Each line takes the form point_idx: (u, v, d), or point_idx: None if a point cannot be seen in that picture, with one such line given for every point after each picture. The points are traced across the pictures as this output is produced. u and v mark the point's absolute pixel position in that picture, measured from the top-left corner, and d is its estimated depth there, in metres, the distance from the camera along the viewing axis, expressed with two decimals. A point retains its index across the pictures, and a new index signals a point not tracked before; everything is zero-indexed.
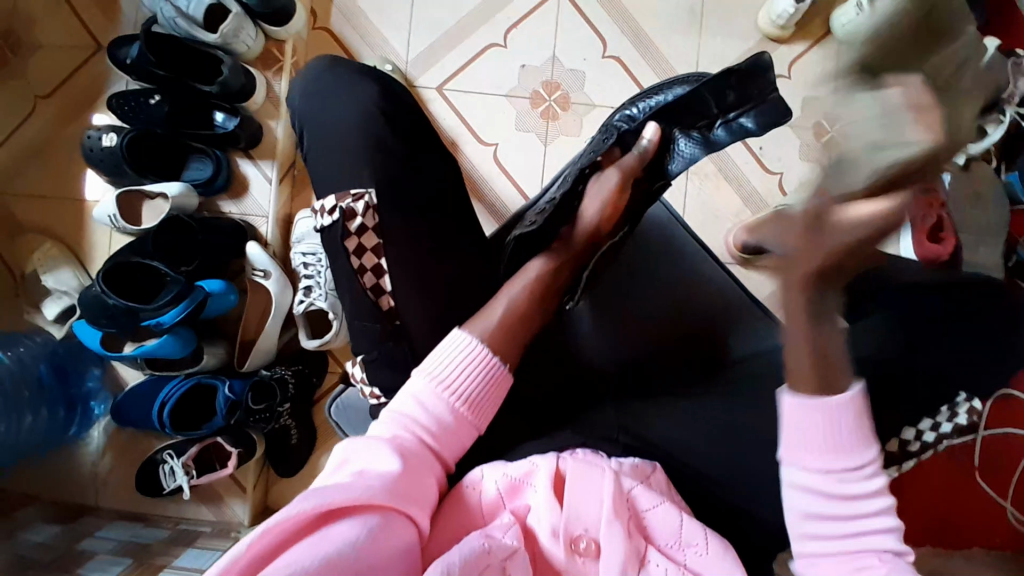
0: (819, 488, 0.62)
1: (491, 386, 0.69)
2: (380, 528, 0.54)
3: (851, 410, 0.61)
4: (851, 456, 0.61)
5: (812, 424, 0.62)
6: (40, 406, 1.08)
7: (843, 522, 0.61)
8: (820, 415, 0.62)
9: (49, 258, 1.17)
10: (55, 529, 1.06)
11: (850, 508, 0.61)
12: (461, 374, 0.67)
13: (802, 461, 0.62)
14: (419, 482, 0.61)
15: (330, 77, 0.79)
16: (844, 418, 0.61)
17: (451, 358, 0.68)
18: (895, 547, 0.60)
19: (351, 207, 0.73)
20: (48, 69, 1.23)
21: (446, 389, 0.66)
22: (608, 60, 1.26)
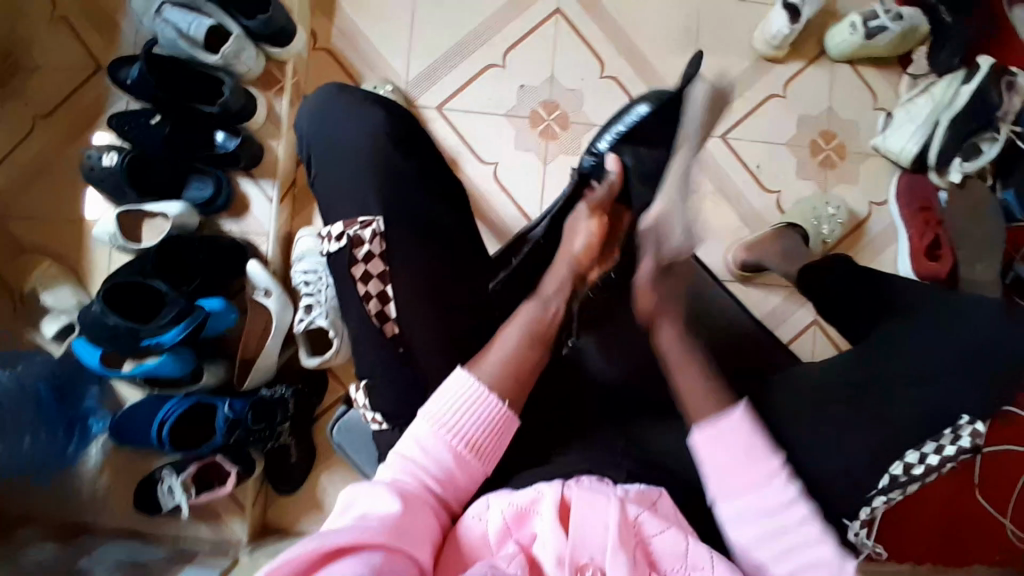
0: (749, 513, 0.65)
1: (493, 429, 0.68)
2: (382, 563, 0.53)
3: (745, 430, 0.67)
4: (762, 471, 0.66)
5: (725, 452, 0.67)
6: (39, 426, 1.08)
7: (779, 541, 0.64)
8: (724, 436, 0.67)
9: (48, 277, 1.18)
10: (51, 549, 1.05)
11: (777, 525, 0.64)
12: (463, 416, 0.67)
13: (729, 492, 0.66)
14: (421, 524, 0.60)
15: (329, 101, 0.79)
16: (743, 439, 0.67)
17: (453, 401, 0.68)
18: (830, 556, 0.63)
19: (358, 234, 0.73)
20: (50, 90, 1.24)
21: (446, 429, 0.66)
22: (606, 79, 1.28)
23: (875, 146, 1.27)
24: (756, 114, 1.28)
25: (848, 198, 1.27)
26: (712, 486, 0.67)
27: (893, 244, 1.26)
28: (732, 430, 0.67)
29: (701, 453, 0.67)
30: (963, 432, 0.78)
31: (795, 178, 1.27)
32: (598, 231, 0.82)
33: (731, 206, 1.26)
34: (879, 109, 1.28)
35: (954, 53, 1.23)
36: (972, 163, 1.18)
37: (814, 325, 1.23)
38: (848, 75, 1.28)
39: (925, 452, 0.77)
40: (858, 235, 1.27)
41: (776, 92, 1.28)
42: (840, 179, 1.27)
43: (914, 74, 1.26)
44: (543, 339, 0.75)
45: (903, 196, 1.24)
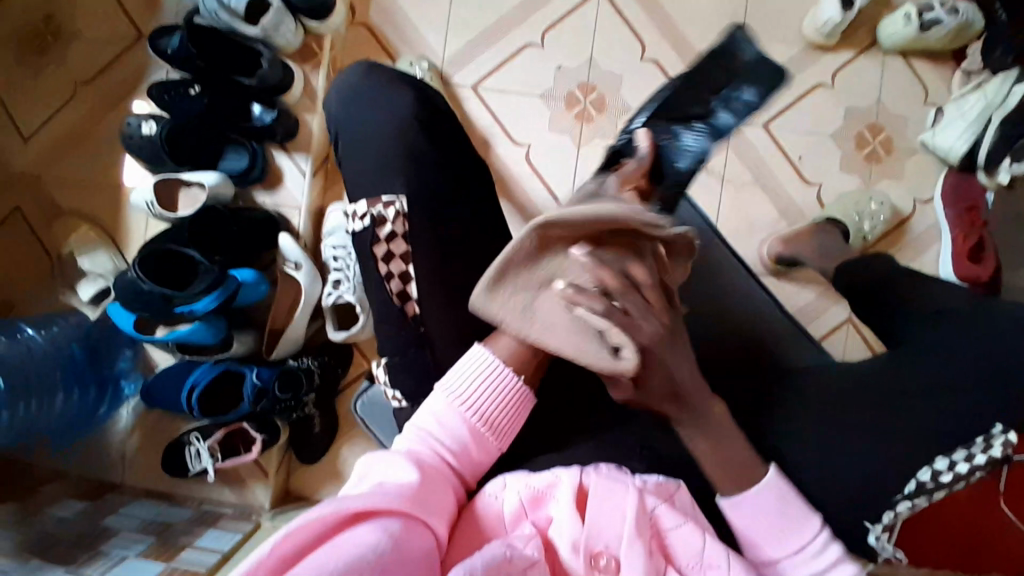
0: (789, 573, 0.64)
1: (510, 407, 0.69)
2: (400, 531, 0.54)
3: (774, 495, 0.65)
4: (792, 543, 0.64)
5: (752, 521, 0.65)
6: (72, 386, 1.11)
7: None
8: (751, 506, 0.65)
9: (86, 240, 1.22)
10: (81, 506, 1.10)
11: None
12: (481, 392, 0.68)
13: (759, 557, 0.65)
14: (438, 495, 0.61)
15: (363, 82, 0.79)
16: (773, 507, 0.65)
17: (470, 376, 0.68)
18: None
19: (382, 213, 0.73)
20: (92, 57, 1.26)
21: (464, 405, 0.67)
22: (646, 63, 1.25)
23: (923, 142, 1.22)
24: (799, 104, 1.24)
25: (891, 195, 1.23)
26: (747, 550, 0.66)
27: (935, 244, 1.22)
28: (764, 497, 0.65)
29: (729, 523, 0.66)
30: (995, 442, 0.72)
31: (835, 172, 1.24)
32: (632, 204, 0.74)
33: (768, 198, 1.23)
34: (929, 104, 1.23)
35: (1007, 49, 1.13)
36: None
37: (848, 323, 1.20)
38: (900, 67, 1.23)
39: (954, 459, 0.72)
40: (900, 233, 1.23)
41: (822, 82, 1.24)
42: (885, 175, 1.23)
43: (967, 70, 1.20)
44: None
45: (948, 196, 1.19)
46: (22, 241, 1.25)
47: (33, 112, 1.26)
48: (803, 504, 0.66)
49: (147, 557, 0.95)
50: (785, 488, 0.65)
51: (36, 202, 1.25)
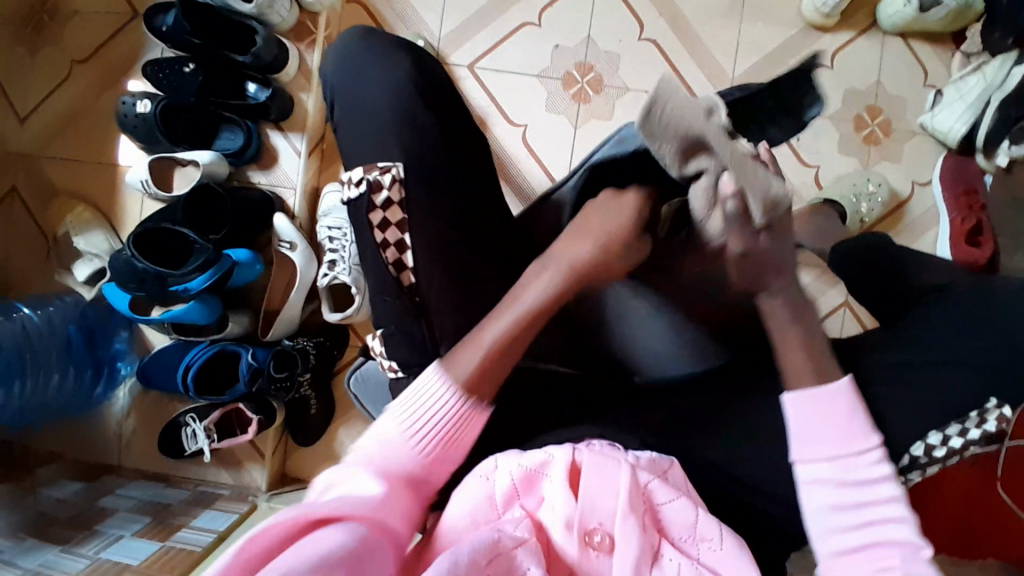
0: (835, 483, 0.65)
1: (459, 429, 0.65)
2: (366, 535, 0.54)
3: (847, 398, 0.67)
4: (853, 448, 0.65)
5: (818, 418, 0.66)
6: (68, 364, 1.11)
7: (861, 512, 0.64)
8: (822, 402, 0.67)
9: (82, 221, 1.20)
10: (77, 486, 1.10)
11: (859, 497, 0.64)
12: (431, 415, 0.64)
13: (814, 454, 0.66)
14: (400, 507, 0.60)
15: (356, 51, 0.77)
16: (844, 408, 0.66)
17: (421, 398, 0.64)
18: (908, 537, 0.63)
19: (378, 179, 0.72)
20: (86, 36, 1.24)
21: (412, 428, 0.64)
22: (644, 43, 1.24)
23: (922, 124, 1.21)
24: None
25: (889, 177, 1.22)
26: (799, 449, 0.67)
27: (933, 227, 1.22)
28: (834, 398, 0.67)
29: (794, 415, 0.67)
30: (989, 416, 0.73)
31: (834, 155, 1.23)
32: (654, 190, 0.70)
33: None
34: (929, 85, 1.22)
35: (1007, 33, 1.13)
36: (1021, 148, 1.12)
37: (845, 306, 1.20)
38: (900, 48, 1.22)
39: (947, 435, 0.73)
40: (897, 216, 1.22)
41: (822, 63, 1.23)
42: (883, 157, 1.23)
43: (966, 52, 1.20)
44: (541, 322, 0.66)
45: (946, 178, 1.18)
46: (18, 221, 1.24)
47: (28, 93, 1.25)
48: (868, 419, 0.67)
49: (143, 536, 0.96)
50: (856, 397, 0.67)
51: (30, 182, 1.24)
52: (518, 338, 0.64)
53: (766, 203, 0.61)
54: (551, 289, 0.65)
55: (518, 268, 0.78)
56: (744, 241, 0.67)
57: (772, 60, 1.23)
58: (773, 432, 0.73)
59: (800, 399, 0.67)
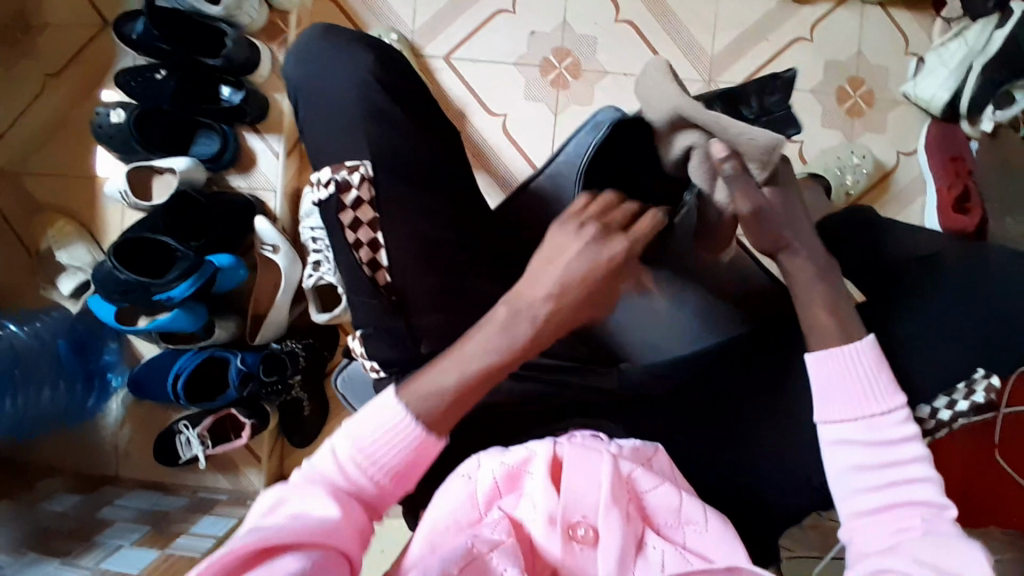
0: (856, 442, 0.61)
1: (416, 456, 0.63)
2: (318, 563, 0.53)
3: (870, 357, 0.63)
4: (878, 406, 0.61)
5: (840, 376, 0.63)
6: (58, 379, 1.11)
7: (884, 471, 0.60)
8: (844, 359, 0.63)
9: (64, 233, 1.19)
10: (75, 499, 1.10)
11: (885, 456, 0.60)
12: (384, 441, 0.63)
13: (836, 413, 0.62)
14: (357, 529, 0.60)
15: (319, 49, 0.75)
16: (868, 366, 0.63)
17: (375, 421, 0.63)
18: (935, 498, 0.58)
19: (346, 179, 0.71)
20: (55, 47, 1.23)
21: (365, 450, 0.62)
22: (621, 25, 1.22)
23: (905, 93, 1.20)
24: (780, 60, 1.22)
25: (874, 148, 1.22)
26: (820, 407, 0.63)
27: (920, 197, 1.21)
28: (858, 355, 0.63)
29: (816, 373, 0.64)
30: (977, 387, 0.75)
31: (818, 129, 1.22)
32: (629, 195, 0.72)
33: None
34: (910, 53, 1.21)
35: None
36: (1004, 113, 1.08)
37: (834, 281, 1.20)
38: (879, 17, 1.21)
39: (937, 407, 0.75)
40: (882, 187, 1.22)
41: (802, 36, 1.22)
42: (867, 128, 1.22)
43: (947, 19, 1.18)
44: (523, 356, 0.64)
45: (933, 145, 1.17)
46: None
47: None
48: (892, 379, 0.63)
49: (142, 545, 0.96)
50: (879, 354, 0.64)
51: (9, 196, 1.23)
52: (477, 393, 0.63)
53: (754, 140, 0.67)
54: (516, 341, 0.63)
55: (498, 260, 0.78)
56: (747, 200, 0.69)
57: (750, 36, 1.22)
58: (760, 413, 0.73)
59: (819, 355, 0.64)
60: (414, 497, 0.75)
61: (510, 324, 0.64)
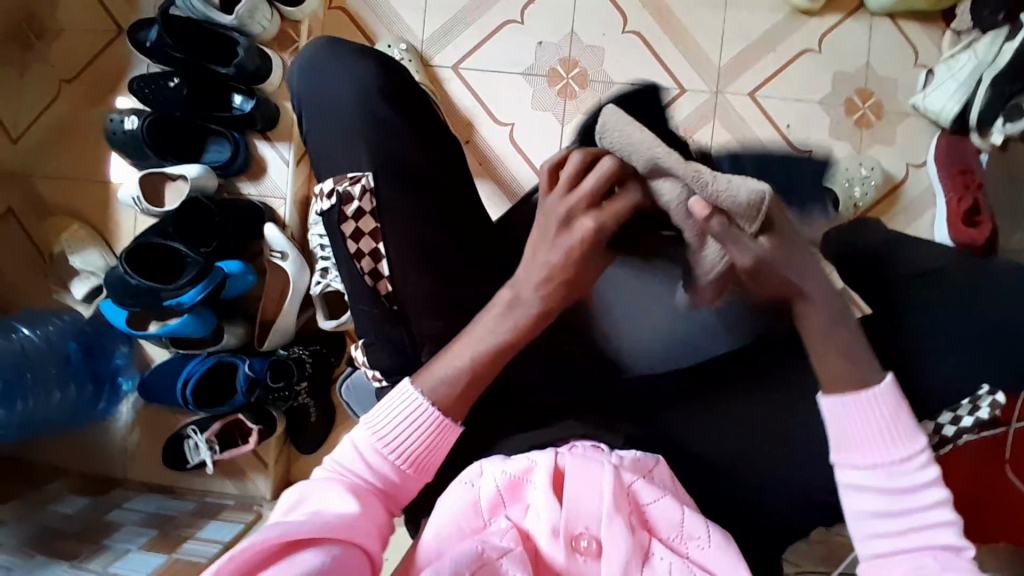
0: (873, 485, 0.60)
1: (432, 444, 0.67)
2: (339, 556, 0.57)
3: (887, 398, 0.61)
4: (897, 451, 0.60)
5: (857, 421, 0.61)
6: (68, 381, 1.12)
7: (901, 517, 0.59)
8: (861, 402, 0.61)
9: (77, 239, 1.21)
10: (84, 501, 1.12)
11: (903, 503, 0.59)
12: (402, 433, 0.67)
13: (852, 457, 0.61)
14: (376, 521, 0.63)
15: (326, 61, 0.77)
16: (887, 410, 0.61)
17: (394, 416, 0.67)
18: (953, 543, 0.58)
19: (347, 191, 0.73)
20: (69, 54, 1.25)
21: (385, 444, 0.66)
22: (629, 35, 1.23)
23: (914, 105, 1.20)
24: (787, 71, 1.22)
25: (882, 160, 1.21)
26: (833, 447, 0.62)
27: (930, 209, 1.20)
28: (875, 397, 0.61)
29: (829, 415, 0.62)
30: (981, 403, 0.76)
31: (826, 140, 1.21)
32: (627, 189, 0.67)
33: None
34: (919, 65, 1.20)
35: (997, 8, 1.09)
36: (1014, 126, 1.08)
37: None
38: (889, 28, 1.20)
39: (942, 423, 0.77)
40: (892, 199, 1.21)
41: (810, 47, 1.22)
42: (876, 141, 1.21)
43: (956, 31, 1.18)
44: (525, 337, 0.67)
45: (942, 156, 1.17)
46: (15, 241, 1.26)
47: (17, 112, 1.26)
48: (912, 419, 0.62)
49: (149, 549, 0.97)
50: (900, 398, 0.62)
51: (23, 201, 1.26)
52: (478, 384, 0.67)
53: (744, 203, 0.61)
54: (519, 324, 0.67)
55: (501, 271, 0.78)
56: (747, 255, 0.64)
57: (758, 47, 1.22)
58: (761, 428, 0.72)
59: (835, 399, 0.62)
60: (416, 506, 0.76)
61: (512, 309, 0.67)
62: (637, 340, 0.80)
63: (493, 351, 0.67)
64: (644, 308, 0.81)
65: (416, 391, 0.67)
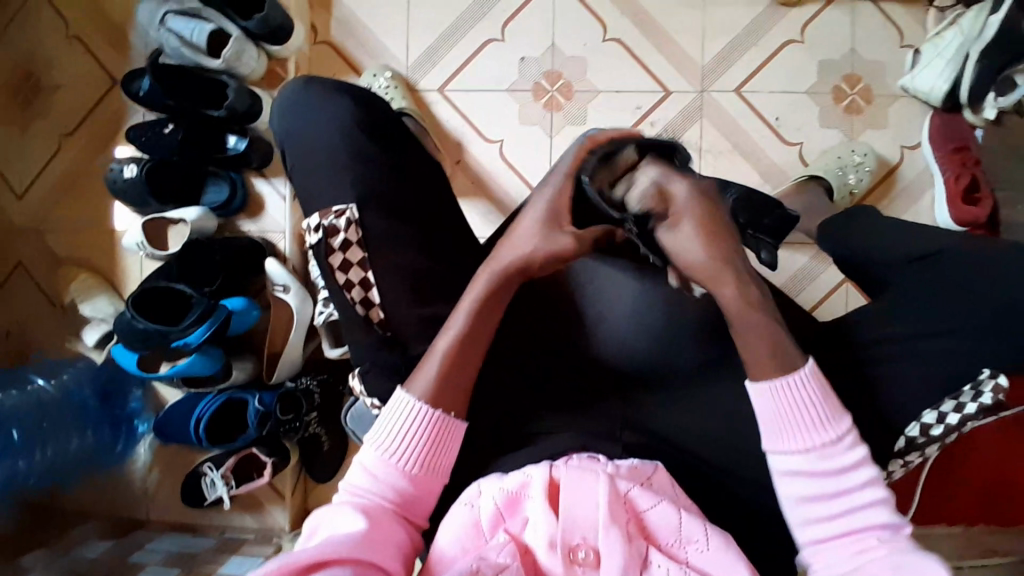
0: (807, 471, 0.63)
1: (436, 444, 0.68)
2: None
3: (813, 384, 0.64)
4: (825, 435, 0.63)
5: (782, 410, 0.64)
6: (84, 428, 1.16)
7: (836, 502, 0.62)
8: (786, 391, 0.64)
9: (85, 286, 1.24)
10: (107, 544, 1.14)
11: (837, 486, 0.62)
12: (405, 439, 0.68)
13: (780, 444, 0.64)
14: (389, 538, 0.63)
15: (302, 100, 0.78)
16: (809, 395, 0.63)
17: (396, 423, 0.68)
18: (891, 519, 0.61)
19: (333, 224, 0.74)
20: (67, 109, 1.29)
21: (392, 456, 0.68)
22: (610, 43, 1.24)
23: (904, 86, 1.19)
24: (771, 65, 1.21)
25: (875, 145, 1.20)
26: (765, 435, 0.65)
27: (928, 190, 1.19)
28: (801, 385, 0.64)
29: (758, 403, 0.65)
30: (984, 387, 0.72)
31: (816, 129, 1.21)
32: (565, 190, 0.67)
33: (748, 162, 1.21)
34: (905, 46, 1.20)
35: None
36: (1007, 99, 1.06)
37: (845, 283, 1.18)
38: (871, 12, 1.20)
39: (943, 411, 0.72)
40: (888, 183, 1.20)
41: (793, 38, 1.21)
42: (868, 126, 1.20)
43: (940, 7, 1.18)
44: (496, 309, 0.71)
45: (936, 136, 1.16)
46: (26, 293, 1.29)
47: (23, 168, 1.30)
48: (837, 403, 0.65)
49: None
50: (825, 384, 0.64)
51: (33, 254, 1.29)
52: (463, 361, 0.69)
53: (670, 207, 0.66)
54: (487, 287, 0.70)
55: None
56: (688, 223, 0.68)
57: (739, 44, 1.22)
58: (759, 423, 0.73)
59: (756, 387, 0.65)
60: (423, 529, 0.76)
61: (479, 275, 0.71)
62: (623, 330, 0.78)
63: (460, 327, 0.70)
64: (615, 297, 0.79)
65: (411, 396, 0.69)
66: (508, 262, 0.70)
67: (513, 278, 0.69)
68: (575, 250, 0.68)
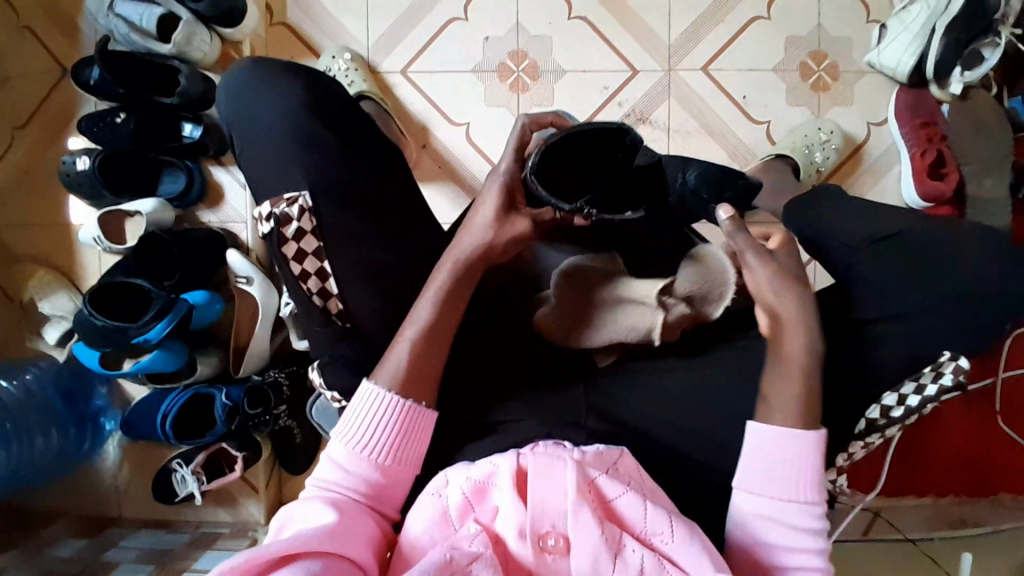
0: (769, 516, 0.65)
1: (409, 434, 0.68)
2: (323, 569, 0.54)
3: (810, 448, 0.66)
4: (801, 495, 0.65)
5: (768, 458, 0.66)
6: (49, 427, 1.14)
7: (783, 552, 0.64)
8: (782, 443, 0.66)
9: (45, 283, 1.21)
10: (81, 544, 1.13)
11: (789, 541, 0.64)
12: (375, 430, 0.67)
13: (755, 487, 0.66)
14: (361, 532, 0.62)
15: (250, 87, 0.76)
16: (799, 454, 0.66)
17: (365, 415, 0.67)
18: None
19: (285, 212, 0.71)
20: (16, 100, 1.24)
21: (363, 448, 0.67)
22: (575, 22, 1.21)
23: (870, 62, 1.18)
24: (737, 42, 1.20)
25: (843, 121, 1.19)
26: (743, 471, 0.67)
27: (897, 165, 1.19)
28: (795, 444, 0.66)
29: (749, 446, 0.67)
30: (945, 369, 0.72)
31: (783, 107, 1.20)
32: (512, 173, 0.72)
33: (717, 142, 1.20)
34: (873, 21, 1.18)
35: None
36: (974, 73, 1.10)
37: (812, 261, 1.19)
38: None
39: (904, 394, 0.73)
40: (856, 160, 1.19)
41: (760, 14, 1.20)
42: (835, 102, 1.19)
43: None
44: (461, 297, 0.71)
45: (904, 111, 1.15)
46: None
47: None
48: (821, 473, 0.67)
49: None
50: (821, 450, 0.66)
51: None
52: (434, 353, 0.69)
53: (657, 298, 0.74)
54: (448, 278, 0.70)
55: None
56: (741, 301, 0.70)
57: (706, 21, 1.20)
58: (721, 407, 0.73)
59: (759, 432, 0.66)
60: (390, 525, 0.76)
61: (439, 270, 0.71)
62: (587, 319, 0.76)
63: (427, 319, 0.69)
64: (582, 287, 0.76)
65: (379, 388, 0.68)
66: (469, 250, 0.71)
67: (476, 266, 0.71)
68: (530, 230, 0.71)
